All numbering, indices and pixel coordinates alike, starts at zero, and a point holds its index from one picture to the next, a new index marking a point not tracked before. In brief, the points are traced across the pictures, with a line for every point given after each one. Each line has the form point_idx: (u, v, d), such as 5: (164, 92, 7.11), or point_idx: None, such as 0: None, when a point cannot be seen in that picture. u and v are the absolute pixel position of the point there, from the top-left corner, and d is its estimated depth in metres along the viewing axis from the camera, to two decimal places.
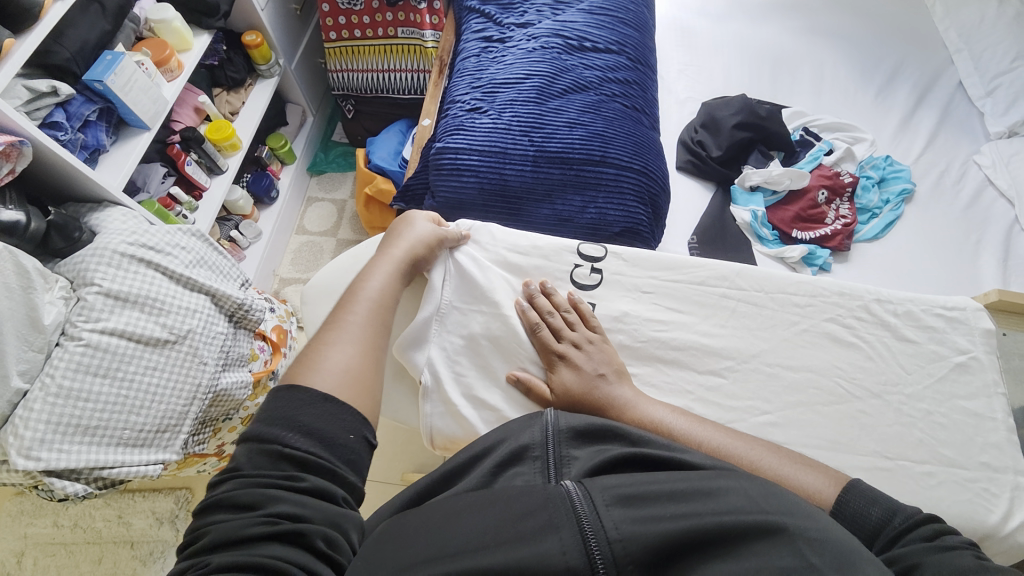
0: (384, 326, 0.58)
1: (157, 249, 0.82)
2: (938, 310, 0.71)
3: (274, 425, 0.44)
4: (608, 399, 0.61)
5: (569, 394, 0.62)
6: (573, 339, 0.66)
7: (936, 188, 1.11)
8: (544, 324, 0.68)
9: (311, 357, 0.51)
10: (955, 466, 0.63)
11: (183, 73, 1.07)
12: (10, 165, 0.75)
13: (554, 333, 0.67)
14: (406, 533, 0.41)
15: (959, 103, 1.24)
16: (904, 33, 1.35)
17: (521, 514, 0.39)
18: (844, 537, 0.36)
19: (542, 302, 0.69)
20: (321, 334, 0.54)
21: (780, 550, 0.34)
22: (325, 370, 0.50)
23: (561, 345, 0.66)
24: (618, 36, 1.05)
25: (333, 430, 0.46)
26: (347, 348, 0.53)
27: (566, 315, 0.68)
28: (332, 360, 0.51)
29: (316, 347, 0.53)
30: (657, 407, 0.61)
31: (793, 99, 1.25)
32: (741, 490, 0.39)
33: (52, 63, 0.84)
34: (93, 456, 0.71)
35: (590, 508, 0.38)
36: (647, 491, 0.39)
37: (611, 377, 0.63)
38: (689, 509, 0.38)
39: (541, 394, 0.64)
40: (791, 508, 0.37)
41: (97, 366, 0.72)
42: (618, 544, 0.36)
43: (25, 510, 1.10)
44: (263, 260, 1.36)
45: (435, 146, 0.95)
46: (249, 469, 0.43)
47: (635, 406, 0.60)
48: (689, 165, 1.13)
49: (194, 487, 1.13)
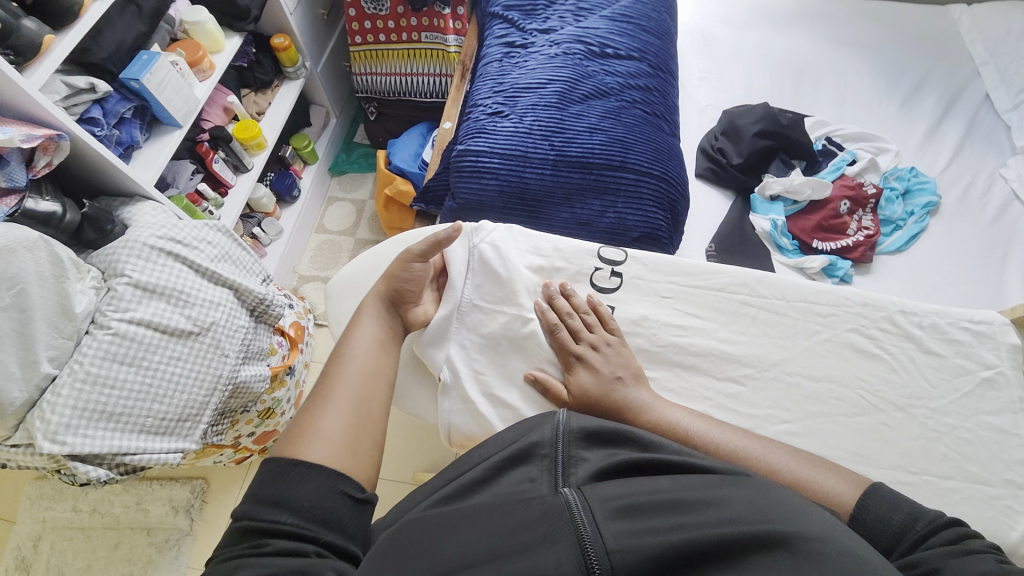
0: (377, 384, 0.58)
1: (184, 242, 0.85)
2: (964, 323, 0.69)
3: (248, 501, 0.46)
4: (625, 401, 0.61)
5: (586, 396, 0.62)
6: (591, 341, 0.66)
7: (962, 200, 1.09)
8: (563, 325, 0.68)
9: (301, 429, 0.52)
10: (980, 482, 0.61)
11: (215, 73, 1.10)
12: (47, 159, 0.78)
13: (572, 335, 0.68)
14: (410, 538, 0.41)
15: (987, 115, 1.22)
16: (932, 43, 1.33)
17: (520, 525, 0.39)
18: (856, 546, 0.34)
19: (561, 303, 0.70)
20: (313, 401, 0.55)
21: (782, 563, 0.33)
22: (316, 439, 0.51)
23: (579, 346, 0.66)
24: (640, 43, 1.05)
25: (303, 495, 0.46)
26: (337, 415, 0.53)
27: (584, 317, 0.68)
28: (323, 429, 0.52)
29: (308, 415, 0.53)
30: (675, 409, 0.61)
31: (817, 107, 1.23)
32: (744, 499, 0.38)
33: (90, 61, 0.87)
34: (116, 442, 0.73)
35: (590, 519, 0.38)
36: (648, 502, 0.39)
37: (628, 380, 0.63)
38: (689, 520, 0.37)
39: (558, 394, 0.64)
40: (798, 516, 0.36)
41: (124, 354, 0.75)
42: (616, 556, 0.36)
43: (45, 493, 1.13)
44: (284, 257, 1.39)
45: (456, 149, 0.96)
46: (224, 550, 0.44)
47: (652, 409, 0.60)
48: (709, 172, 1.12)
49: (209, 478, 1.16)
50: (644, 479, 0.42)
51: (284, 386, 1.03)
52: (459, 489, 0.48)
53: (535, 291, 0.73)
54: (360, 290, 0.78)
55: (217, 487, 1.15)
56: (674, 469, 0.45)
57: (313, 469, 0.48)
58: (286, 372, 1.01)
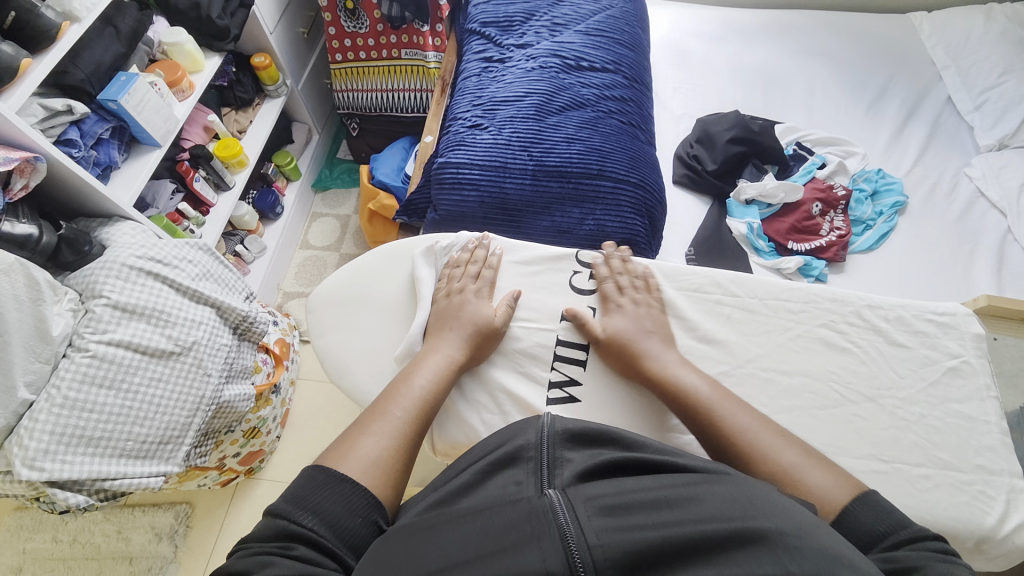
0: (422, 426, 0.59)
1: (165, 262, 0.84)
2: (929, 315, 0.72)
3: (290, 499, 0.47)
4: (650, 353, 0.67)
5: (615, 335, 0.69)
6: (633, 298, 0.73)
7: (928, 199, 1.14)
8: (612, 279, 0.75)
9: (343, 444, 0.54)
10: (951, 469, 0.63)
11: (194, 93, 1.11)
12: (23, 181, 0.78)
13: (617, 290, 0.74)
14: (395, 548, 0.41)
15: (949, 117, 1.27)
16: (893, 52, 1.38)
17: (505, 527, 0.39)
18: (832, 540, 0.35)
19: (616, 262, 0.76)
20: (370, 416, 0.58)
21: (761, 556, 0.34)
22: (354, 458, 0.52)
23: (621, 299, 0.73)
24: (614, 56, 1.09)
25: (342, 513, 0.47)
26: (379, 440, 0.55)
27: (634, 280, 0.74)
28: (363, 451, 0.53)
29: (354, 433, 0.55)
30: (696, 376, 0.64)
31: (787, 114, 1.28)
32: (722, 494, 0.39)
33: (66, 83, 0.87)
34: (97, 467, 0.72)
35: (574, 518, 0.38)
36: (630, 501, 0.40)
37: (659, 337, 0.69)
38: (672, 517, 0.37)
39: (593, 329, 0.70)
40: (776, 512, 0.37)
41: (102, 377, 0.73)
42: (598, 551, 0.36)
43: (24, 525, 1.09)
44: (268, 273, 1.38)
45: (437, 161, 0.98)
46: (254, 541, 0.44)
47: (670, 369, 0.65)
48: (685, 179, 1.15)
49: (193, 503, 1.13)
50: (627, 479, 0.43)
51: (267, 404, 1.04)
52: (447, 495, 0.48)
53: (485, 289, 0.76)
54: (344, 299, 0.78)
55: (202, 512, 1.12)
56: (658, 468, 0.46)
57: (348, 486, 0.49)
58: (271, 390, 1.00)
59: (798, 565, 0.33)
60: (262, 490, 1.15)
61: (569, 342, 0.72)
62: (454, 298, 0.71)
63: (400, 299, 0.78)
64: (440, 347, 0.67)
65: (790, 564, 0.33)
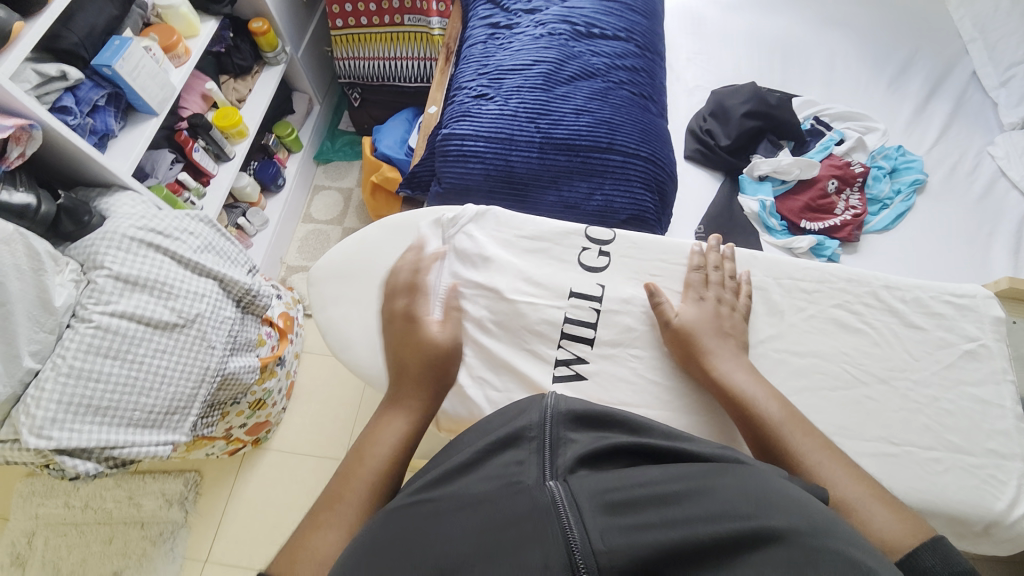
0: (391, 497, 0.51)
1: (165, 233, 0.83)
2: (947, 297, 0.70)
3: None
4: (718, 350, 0.64)
5: (691, 322, 0.66)
6: (719, 296, 0.69)
7: (948, 179, 1.10)
8: (705, 274, 0.71)
9: (293, 550, 0.45)
10: (962, 452, 0.62)
11: (190, 59, 1.07)
12: (20, 149, 0.75)
13: (704, 283, 0.70)
14: (392, 540, 0.40)
15: (972, 93, 1.22)
16: (918, 23, 1.32)
17: (507, 522, 0.38)
18: (850, 539, 0.34)
19: (714, 258, 0.72)
20: (323, 505, 0.49)
21: (778, 556, 0.33)
22: (309, 563, 0.44)
23: (709, 294, 0.69)
24: (627, 23, 1.04)
25: None
26: (338, 533, 0.46)
27: (727, 278, 0.70)
28: (319, 550, 0.45)
29: (306, 532, 0.47)
30: (762, 387, 0.60)
31: (804, 87, 1.23)
32: (731, 490, 0.38)
33: (60, 48, 0.85)
34: (104, 435, 0.72)
35: (577, 519, 0.37)
36: (636, 497, 0.39)
37: (734, 341, 0.65)
38: (682, 514, 0.36)
39: (668, 311, 0.68)
40: (789, 508, 0.36)
41: (107, 347, 0.73)
42: (604, 556, 0.35)
43: (36, 490, 1.12)
44: (271, 246, 1.37)
45: (441, 133, 0.95)
46: None
47: (732, 373, 0.62)
48: (697, 154, 1.12)
49: (202, 471, 1.15)
50: (633, 469, 0.42)
51: (272, 376, 1.04)
52: (445, 473, 0.46)
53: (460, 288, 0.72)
54: (348, 273, 0.77)
55: (210, 481, 1.14)
56: (663, 455, 0.45)
57: None
58: (276, 362, 1.01)
59: (815, 566, 0.32)
60: (269, 460, 1.17)
61: (576, 320, 0.71)
62: (408, 326, 0.65)
63: None
64: (399, 395, 0.60)
65: (807, 564, 0.32)
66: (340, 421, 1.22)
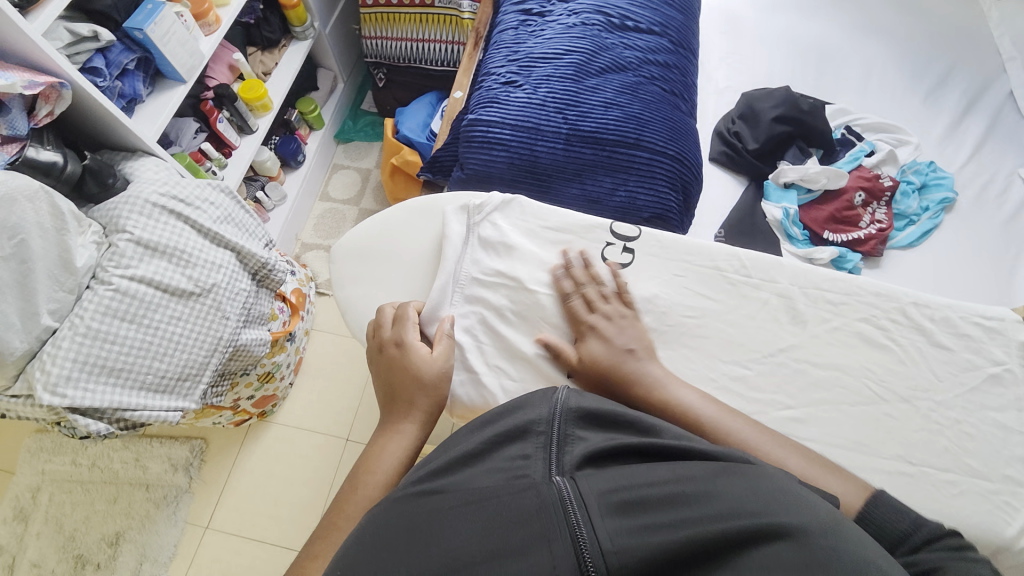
0: None
1: (186, 202, 0.83)
2: (977, 318, 0.69)
3: None
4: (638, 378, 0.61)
5: (597, 364, 0.62)
6: (603, 313, 0.66)
7: (979, 198, 1.07)
8: (578, 293, 0.69)
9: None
10: (979, 477, 0.62)
11: (221, 28, 1.07)
12: (49, 108, 0.76)
13: (587, 305, 0.68)
14: (399, 531, 0.40)
15: (1010, 113, 1.19)
16: (961, 36, 1.28)
17: (515, 519, 0.38)
18: (858, 542, 0.34)
19: (579, 271, 0.70)
20: (321, 535, 0.51)
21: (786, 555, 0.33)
22: None
23: (592, 317, 0.66)
24: (662, 18, 1.02)
25: None
26: None
27: (601, 290, 0.68)
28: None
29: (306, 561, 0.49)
30: (687, 391, 0.60)
31: (838, 95, 1.20)
32: (741, 489, 0.38)
33: (94, 9, 0.85)
34: (117, 397, 0.73)
35: (586, 519, 0.37)
36: (644, 495, 0.38)
37: (641, 353, 0.63)
38: (691, 514, 0.36)
39: (568, 358, 0.64)
40: (799, 509, 0.35)
41: (125, 311, 0.74)
42: (613, 557, 0.35)
43: (44, 446, 1.15)
44: (287, 223, 1.37)
45: (467, 118, 0.94)
46: None
47: (667, 388, 0.60)
48: (722, 157, 1.10)
49: (208, 439, 1.17)
50: (641, 466, 0.41)
51: (282, 350, 1.05)
52: (451, 462, 0.46)
53: (460, 278, 0.72)
54: (366, 252, 0.78)
55: (215, 449, 1.16)
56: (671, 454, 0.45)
57: None
58: (287, 338, 1.01)
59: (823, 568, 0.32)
60: (274, 434, 1.18)
61: None
62: (400, 352, 0.64)
63: (427, 258, 0.76)
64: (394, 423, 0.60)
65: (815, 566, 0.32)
66: (347, 400, 1.22)
